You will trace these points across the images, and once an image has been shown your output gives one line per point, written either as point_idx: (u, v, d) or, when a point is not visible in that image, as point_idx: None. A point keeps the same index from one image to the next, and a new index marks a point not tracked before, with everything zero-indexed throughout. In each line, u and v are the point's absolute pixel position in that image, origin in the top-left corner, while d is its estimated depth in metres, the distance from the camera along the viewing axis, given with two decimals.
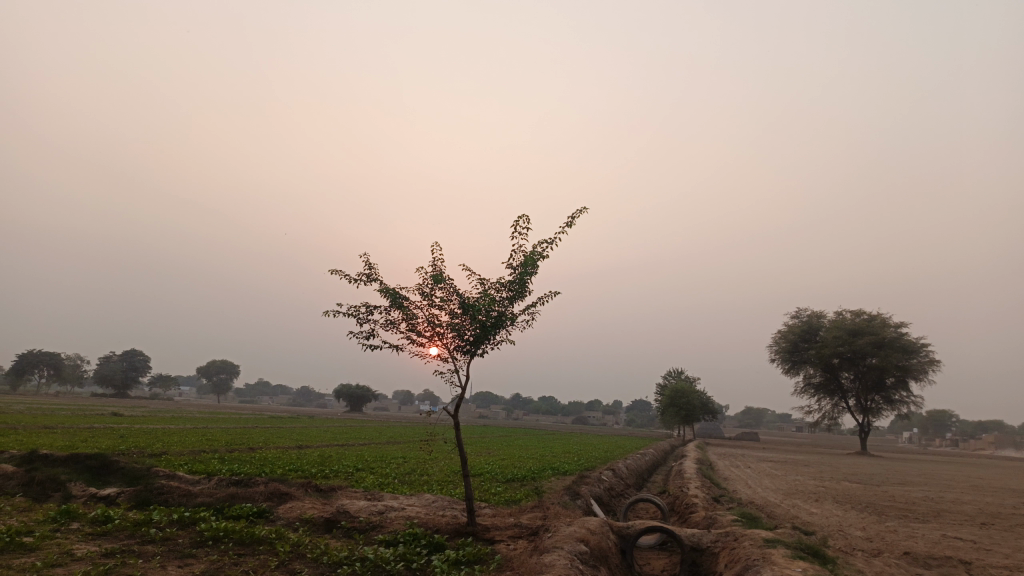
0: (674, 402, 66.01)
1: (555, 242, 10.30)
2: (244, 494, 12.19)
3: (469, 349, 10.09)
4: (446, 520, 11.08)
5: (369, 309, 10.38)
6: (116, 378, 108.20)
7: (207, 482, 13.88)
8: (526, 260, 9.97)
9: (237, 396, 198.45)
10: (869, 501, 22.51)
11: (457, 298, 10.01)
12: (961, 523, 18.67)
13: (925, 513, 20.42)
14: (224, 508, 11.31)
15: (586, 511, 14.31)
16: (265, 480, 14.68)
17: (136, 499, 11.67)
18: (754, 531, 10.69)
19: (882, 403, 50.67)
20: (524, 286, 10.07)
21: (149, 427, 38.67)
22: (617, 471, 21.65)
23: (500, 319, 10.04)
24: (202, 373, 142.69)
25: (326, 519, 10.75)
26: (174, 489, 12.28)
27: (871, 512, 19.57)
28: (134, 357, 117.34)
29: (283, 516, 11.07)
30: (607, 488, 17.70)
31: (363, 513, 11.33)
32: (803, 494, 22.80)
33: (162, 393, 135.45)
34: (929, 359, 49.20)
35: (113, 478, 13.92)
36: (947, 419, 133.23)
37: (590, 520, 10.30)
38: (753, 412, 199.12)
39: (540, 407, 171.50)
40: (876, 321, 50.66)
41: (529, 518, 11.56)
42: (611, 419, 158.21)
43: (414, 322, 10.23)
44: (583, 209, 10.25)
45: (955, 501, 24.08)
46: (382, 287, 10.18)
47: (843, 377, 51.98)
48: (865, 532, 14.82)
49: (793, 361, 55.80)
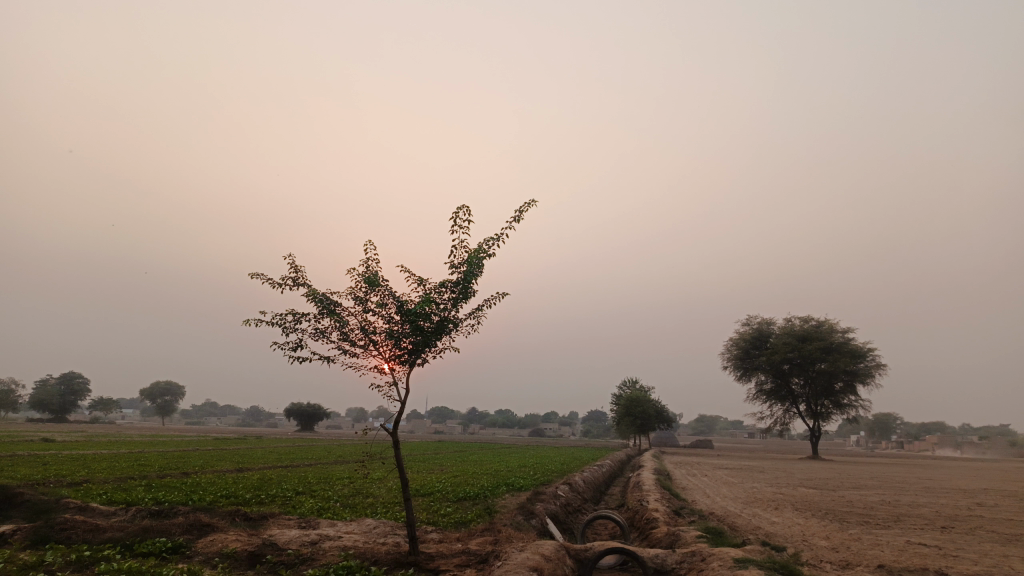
0: (629, 412, 65.67)
1: (501, 238, 9.37)
2: (160, 527, 10.92)
3: (407, 358, 9.09)
4: (386, 549, 10.00)
5: (296, 318, 9.32)
6: (53, 402, 103.22)
7: (123, 514, 12.52)
8: (471, 259, 9.05)
9: (185, 418, 192.62)
10: (828, 507, 22.13)
11: (394, 303, 9.03)
12: (922, 528, 18.32)
13: (885, 519, 20.05)
14: (134, 545, 10.04)
15: (541, 531, 13.41)
16: (188, 509, 13.28)
17: (33, 537, 10.26)
18: (722, 550, 9.89)
19: (831, 408, 51.01)
20: (468, 289, 9.15)
21: (79, 453, 36.13)
22: (573, 485, 20.77)
23: (442, 324, 9.08)
24: (146, 396, 137.18)
25: (249, 553, 9.58)
26: (80, 524, 10.92)
27: (831, 519, 19.09)
28: (74, 380, 112.24)
29: (202, 551, 9.86)
30: (562, 504, 16.78)
31: (292, 545, 10.17)
32: (763, 502, 22.30)
33: (103, 417, 129.78)
34: (876, 362, 49.74)
35: (16, 512, 12.48)
36: (891, 422, 136.45)
37: (545, 545, 9.33)
38: (706, 420, 201.68)
39: (495, 421, 170.34)
40: (824, 327, 51.19)
41: (478, 543, 10.55)
42: (567, 431, 157.79)
43: (347, 330, 9.20)
44: (533, 203, 9.36)
45: (912, 505, 23.89)
46: (310, 292, 9.16)
47: (793, 383, 52.22)
48: (830, 542, 14.27)
49: (745, 368, 55.96)
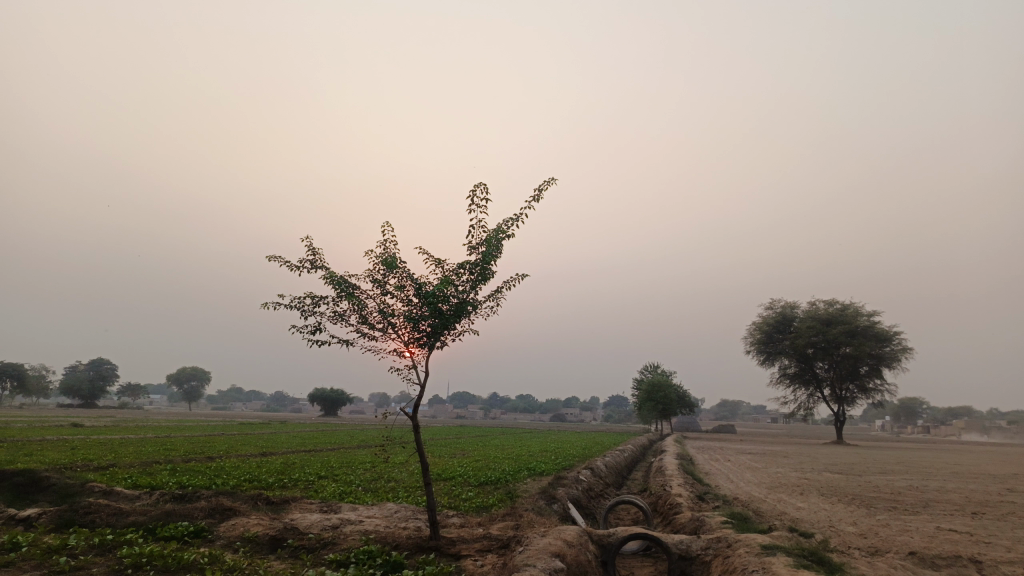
0: (651, 396, 65.37)
1: (521, 218, 9.17)
2: (182, 511, 10.93)
3: (425, 342, 8.96)
4: (407, 534, 9.93)
5: (315, 301, 9.22)
6: (83, 388, 104.99)
7: (147, 498, 12.57)
8: (490, 240, 8.87)
9: (211, 403, 195.58)
10: (855, 492, 21.80)
11: (412, 285, 8.89)
12: (952, 514, 17.96)
13: (913, 504, 19.68)
14: (156, 528, 10.07)
15: (562, 517, 13.28)
16: (211, 492, 13.34)
17: (58, 520, 10.34)
18: (749, 536, 9.70)
19: (856, 392, 50.36)
20: (486, 271, 8.98)
21: (107, 437, 36.64)
22: (595, 470, 20.65)
23: (461, 306, 8.92)
24: (173, 381, 139.06)
25: (271, 537, 9.56)
26: (104, 507, 10.98)
27: (859, 505, 18.77)
28: (102, 366, 114.02)
29: (224, 535, 9.85)
30: (584, 489, 16.65)
31: (314, 529, 10.13)
32: (788, 487, 22.02)
33: (131, 403, 131.81)
34: (903, 346, 48.95)
35: (43, 495, 12.61)
36: (917, 407, 134.56)
37: (568, 530, 9.19)
38: (728, 405, 200.58)
39: (517, 407, 170.75)
40: (849, 310, 50.40)
41: (500, 528, 10.46)
42: (588, 416, 157.90)
43: (365, 313, 9.09)
44: (552, 181, 9.13)
45: (941, 490, 23.47)
46: (328, 275, 9.05)
47: (818, 367, 51.57)
48: (857, 527, 14.02)
49: (768, 352, 55.39)
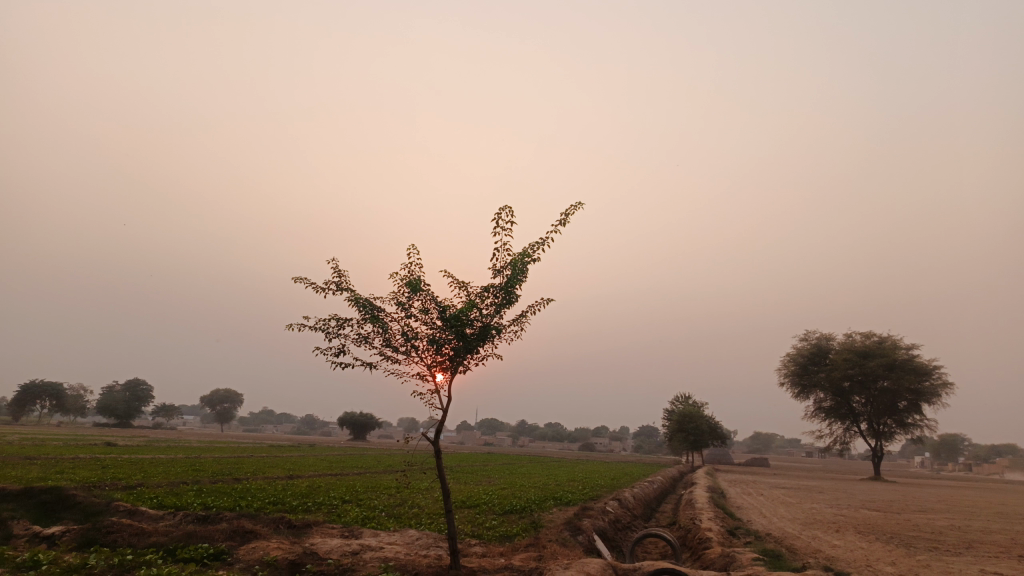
0: (681, 427, 64.27)
1: (547, 242, 9.05)
2: (203, 532, 10.87)
3: (448, 366, 8.84)
4: (427, 562, 9.72)
5: (339, 323, 9.18)
6: (119, 408, 106.88)
7: (170, 519, 12.55)
8: (515, 263, 8.77)
9: (243, 426, 197.28)
10: (893, 531, 21.01)
11: (436, 308, 8.81)
12: (997, 556, 17.19)
13: (955, 545, 18.91)
14: (176, 550, 10.00)
15: (588, 549, 12.95)
16: (234, 515, 13.30)
17: (80, 539, 10.33)
18: None
19: (895, 427, 48.93)
20: (511, 295, 8.87)
21: (138, 457, 36.98)
22: (623, 502, 20.21)
23: (485, 330, 8.80)
24: (206, 402, 140.61)
25: (289, 562, 9.43)
26: (126, 527, 10.97)
27: (898, 544, 18.08)
28: (138, 386, 115.78)
29: (243, 559, 9.76)
30: (611, 521, 16.28)
31: (333, 554, 9.99)
32: (823, 524, 21.30)
33: (164, 423, 133.45)
34: (943, 381, 47.50)
35: (69, 513, 12.67)
36: (959, 444, 130.28)
37: (591, 563, 8.92)
38: (761, 438, 196.49)
39: (545, 435, 169.38)
40: (887, 343, 49.17)
41: (522, 559, 10.21)
42: (618, 446, 155.72)
43: (389, 336, 9.01)
44: (579, 206, 9.01)
45: (984, 531, 22.53)
46: (353, 297, 9.00)
47: (854, 402, 50.23)
48: (895, 568, 13.46)
49: (802, 384, 54.21)
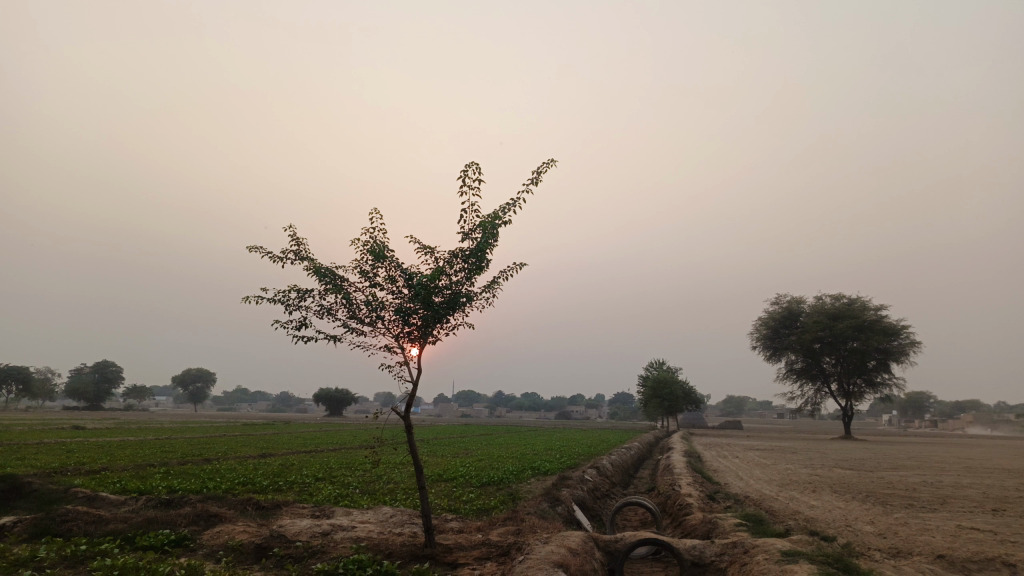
0: (656, 393, 64.67)
1: (518, 202, 8.54)
2: (165, 518, 10.34)
3: (416, 336, 8.35)
4: (401, 541, 9.32)
5: (300, 295, 8.62)
6: (89, 390, 104.59)
7: (132, 504, 12.01)
8: (485, 225, 8.26)
9: (217, 405, 195.50)
10: (868, 489, 21.16)
11: (402, 275, 8.28)
12: (971, 511, 17.31)
13: (931, 501, 19.03)
14: (135, 537, 9.49)
15: (567, 520, 12.66)
16: (200, 497, 12.80)
17: (32, 530, 9.77)
18: (764, 541, 9.16)
19: (864, 386, 49.57)
20: (482, 259, 8.38)
21: (105, 440, 36.03)
22: (601, 469, 20.04)
23: (455, 297, 8.31)
24: (179, 382, 138.67)
25: (256, 546, 8.98)
26: (82, 515, 10.41)
27: (875, 503, 18.14)
28: (108, 368, 113.58)
29: (207, 544, 9.27)
30: (590, 490, 16.05)
31: (302, 536, 9.54)
32: (799, 485, 21.36)
33: (137, 405, 131.64)
34: (911, 340, 48.11)
35: (23, 502, 12.07)
36: (925, 401, 133.04)
37: (572, 536, 8.58)
38: (733, 401, 199.69)
39: (523, 404, 170.31)
40: (857, 304, 49.61)
41: (500, 533, 9.82)
42: (594, 414, 157.19)
43: (354, 307, 8.50)
44: (552, 163, 8.51)
45: (955, 485, 22.81)
46: (312, 266, 8.45)
47: (825, 362, 50.77)
48: (875, 527, 13.42)
49: (774, 347, 54.71)
